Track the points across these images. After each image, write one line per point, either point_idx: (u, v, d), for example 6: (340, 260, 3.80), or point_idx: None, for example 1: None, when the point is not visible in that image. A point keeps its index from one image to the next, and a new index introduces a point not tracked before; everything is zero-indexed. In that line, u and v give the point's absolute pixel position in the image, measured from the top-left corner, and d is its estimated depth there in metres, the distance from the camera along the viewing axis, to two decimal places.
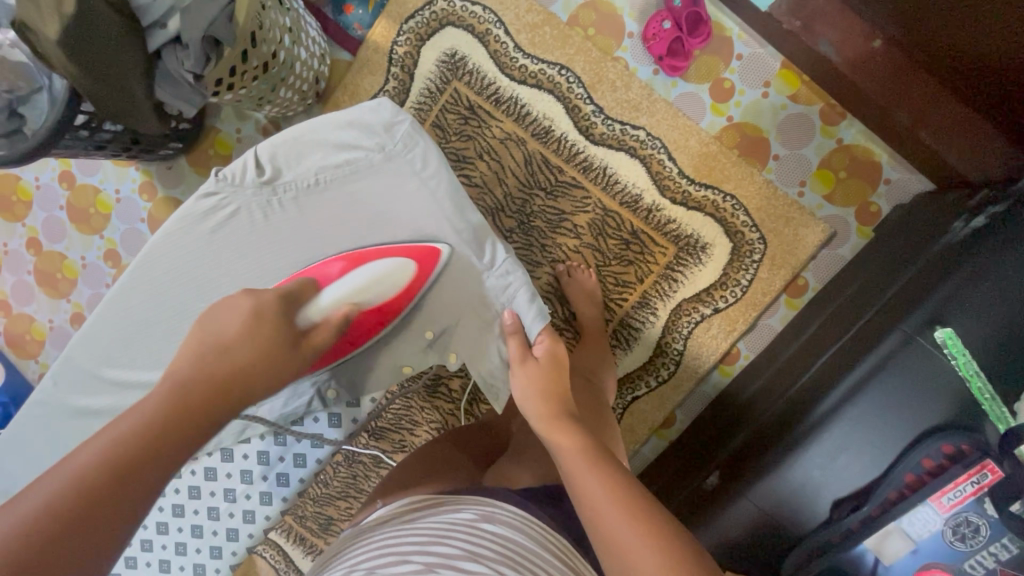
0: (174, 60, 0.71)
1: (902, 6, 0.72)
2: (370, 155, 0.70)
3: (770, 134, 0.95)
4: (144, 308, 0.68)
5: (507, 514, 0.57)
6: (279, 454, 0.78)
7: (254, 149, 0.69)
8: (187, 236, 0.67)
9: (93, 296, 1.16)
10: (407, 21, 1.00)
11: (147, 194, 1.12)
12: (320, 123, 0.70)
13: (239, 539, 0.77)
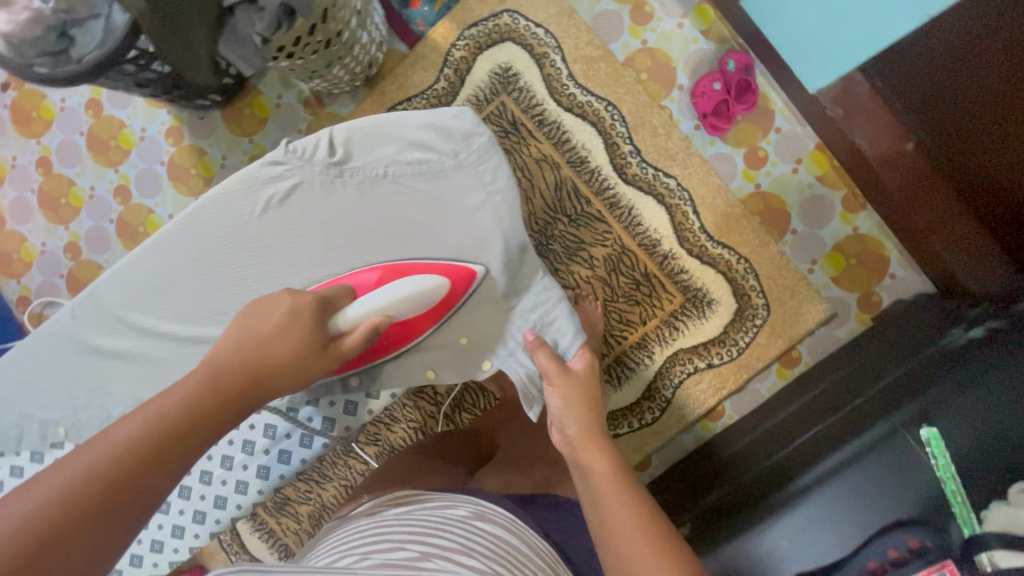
0: (245, 19, 0.70)
1: (938, 117, 0.77)
2: (442, 160, 0.70)
3: (792, 208, 0.99)
4: (177, 261, 0.66)
5: (500, 516, 0.57)
6: (285, 431, 0.79)
7: (330, 128, 0.69)
8: (241, 195, 0.67)
9: (94, 229, 1.14)
10: (470, 28, 1.02)
11: (173, 139, 1.11)
12: (404, 118, 0.70)
13: (226, 508, 0.78)
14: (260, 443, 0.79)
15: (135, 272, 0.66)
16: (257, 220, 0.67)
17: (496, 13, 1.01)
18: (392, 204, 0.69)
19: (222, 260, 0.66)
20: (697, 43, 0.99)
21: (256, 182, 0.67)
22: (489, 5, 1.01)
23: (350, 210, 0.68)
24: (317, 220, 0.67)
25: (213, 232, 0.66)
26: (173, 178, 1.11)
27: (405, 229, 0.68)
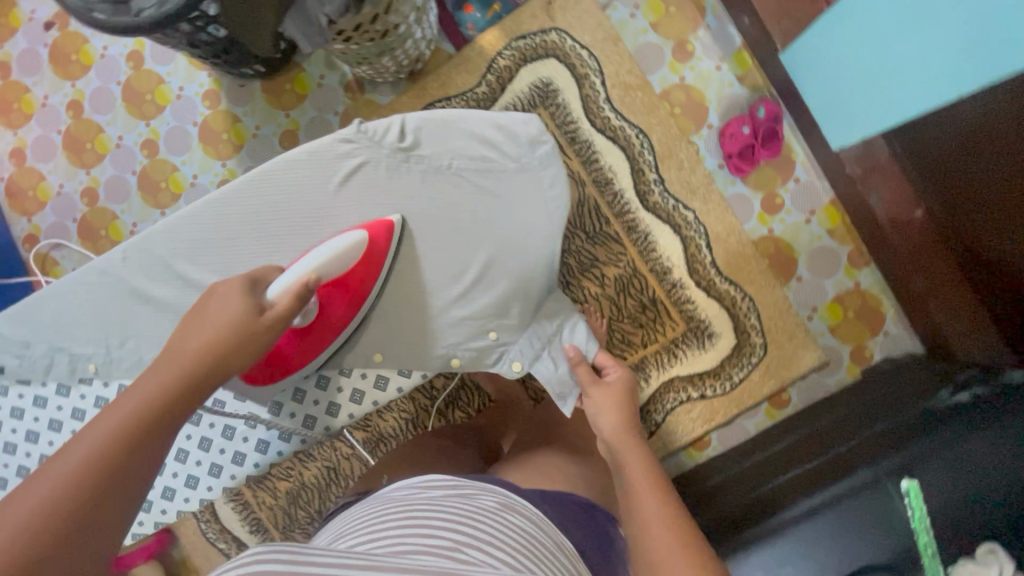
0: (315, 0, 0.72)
1: (951, 190, 0.80)
2: (505, 161, 0.71)
3: (800, 256, 1.03)
4: (233, 220, 0.68)
5: (527, 510, 0.57)
6: (290, 410, 0.77)
7: (402, 115, 0.71)
8: (308, 169, 0.69)
9: (115, 178, 1.14)
10: (517, 39, 1.04)
11: (209, 102, 1.12)
12: (477, 118, 0.71)
13: (220, 476, 0.78)
14: (262, 419, 0.77)
15: (192, 226, 0.68)
16: (312, 194, 0.69)
17: (545, 29, 1.04)
18: (430, 196, 0.70)
19: (270, 223, 0.68)
20: (732, 87, 1.03)
21: (332, 158, 0.69)
22: (539, 19, 1.04)
23: (391, 197, 0.70)
24: (355, 200, 0.69)
25: (274, 199, 0.68)
26: (203, 139, 1.12)
27: (440, 221, 0.70)
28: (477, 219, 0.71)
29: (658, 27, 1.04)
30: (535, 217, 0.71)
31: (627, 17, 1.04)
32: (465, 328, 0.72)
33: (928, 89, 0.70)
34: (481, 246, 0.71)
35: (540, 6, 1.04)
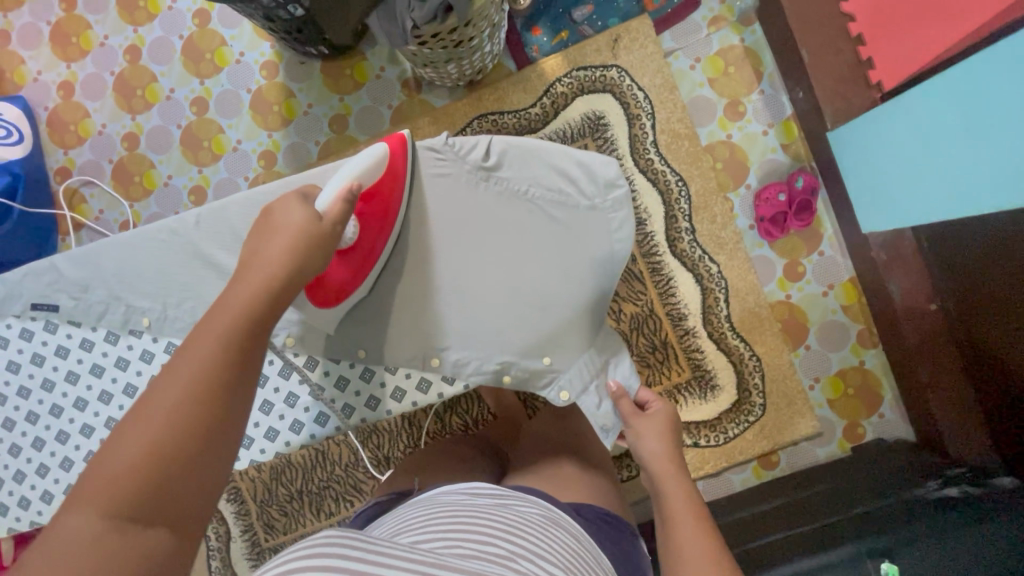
0: (405, 5, 0.74)
1: (966, 291, 0.84)
2: (579, 199, 0.72)
3: (812, 326, 1.06)
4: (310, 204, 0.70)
5: (569, 526, 0.60)
6: (331, 395, 0.76)
7: (490, 137, 0.73)
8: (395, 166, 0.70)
9: (159, 128, 1.15)
10: (579, 69, 1.07)
11: (267, 72, 1.13)
12: (562, 152, 0.73)
13: (250, 449, 0.76)
14: (303, 399, 0.77)
15: (263, 196, 0.68)
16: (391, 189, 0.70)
17: (607, 64, 1.06)
18: (488, 210, 0.71)
19: None
20: (775, 154, 1.06)
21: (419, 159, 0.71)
22: (603, 54, 1.06)
23: (451, 203, 0.71)
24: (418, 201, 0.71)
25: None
26: (254, 107, 1.13)
27: (484, 235, 0.71)
28: (530, 239, 0.71)
29: (714, 83, 1.07)
30: (581, 251, 0.72)
31: (687, 67, 1.07)
32: (490, 341, 0.72)
33: (973, 197, 0.73)
34: (527, 267, 0.71)
35: (606, 42, 1.06)
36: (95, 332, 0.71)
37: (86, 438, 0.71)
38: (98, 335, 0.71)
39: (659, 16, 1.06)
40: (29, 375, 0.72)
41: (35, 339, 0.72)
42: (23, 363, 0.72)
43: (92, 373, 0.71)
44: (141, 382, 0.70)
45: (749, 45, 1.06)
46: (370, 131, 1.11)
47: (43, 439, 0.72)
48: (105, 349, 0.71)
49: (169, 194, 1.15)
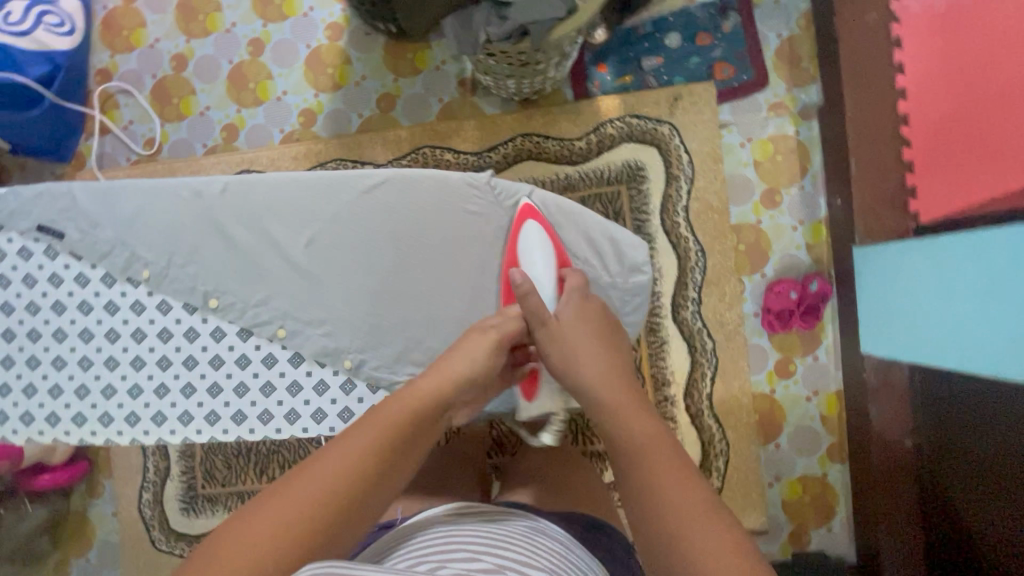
0: (483, 17, 0.73)
1: (938, 433, 0.87)
2: (601, 274, 0.73)
3: (786, 426, 1.06)
4: (343, 203, 0.69)
5: (557, 533, 0.61)
6: (334, 396, 0.70)
7: (534, 188, 0.72)
8: (435, 202, 0.70)
9: (210, 58, 1.14)
10: (632, 116, 1.07)
11: (330, 33, 1.12)
12: (595, 222, 0.73)
13: (240, 426, 0.69)
14: (305, 391, 0.69)
15: (297, 188, 0.69)
16: (422, 221, 0.69)
17: (660, 119, 1.06)
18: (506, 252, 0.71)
19: (357, 206, 0.69)
20: (798, 251, 1.06)
21: (456, 198, 0.70)
22: (659, 108, 1.06)
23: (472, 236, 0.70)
24: (441, 230, 0.70)
25: (383, 211, 0.69)
26: (308, 64, 1.13)
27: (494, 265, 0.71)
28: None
29: (759, 166, 1.06)
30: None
31: (736, 144, 1.06)
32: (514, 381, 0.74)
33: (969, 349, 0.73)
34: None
35: (666, 98, 1.06)
36: (92, 269, 0.70)
37: (56, 370, 0.71)
38: (93, 272, 0.70)
39: (723, 88, 1.06)
40: (14, 292, 0.71)
41: (29, 257, 0.70)
42: (11, 280, 0.71)
43: (78, 308, 0.70)
44: (126, 330, 0.70)
45: (803, 138, 1.05)
46: (415, 119, 1.11)
47: (13, 359, 0.71)
48: (98, 289, 0.70)
49: (201, 125, 1.14)
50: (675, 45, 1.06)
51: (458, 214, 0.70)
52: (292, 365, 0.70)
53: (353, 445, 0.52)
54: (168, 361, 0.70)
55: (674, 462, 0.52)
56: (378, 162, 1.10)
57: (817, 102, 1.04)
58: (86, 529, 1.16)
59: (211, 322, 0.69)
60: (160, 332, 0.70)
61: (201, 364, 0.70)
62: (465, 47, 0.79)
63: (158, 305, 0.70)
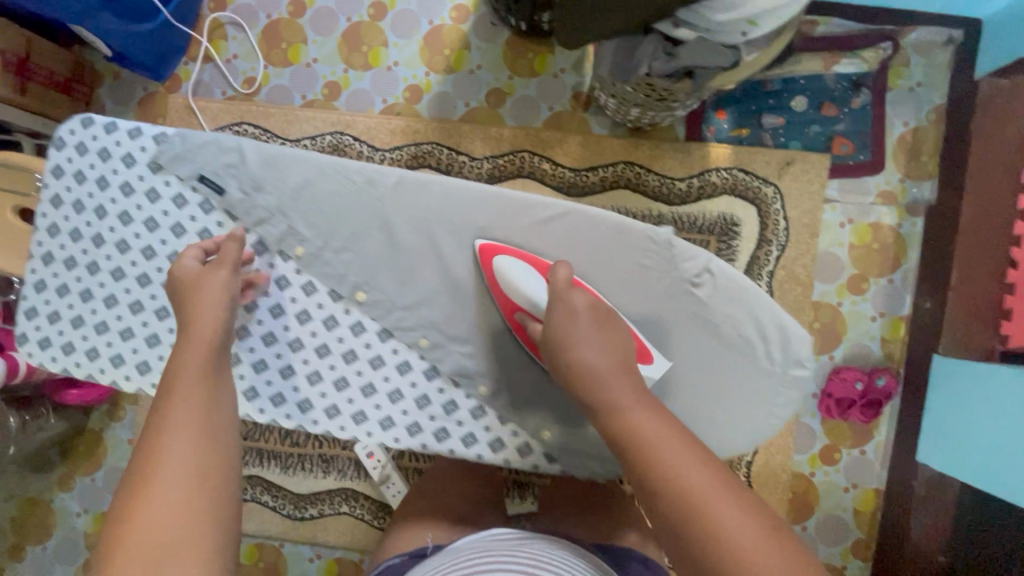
0: (649, 49, 0.70)
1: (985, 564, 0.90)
2: (758, 363, 0.67)
3: (818, 512, 1.04)
4: (498, 224, 0.68)
5: (591, 556, 0.65)
6: (437, 412, 0.67)
7: (713, 256, 0.66)
8: (598, 246, 0.67)
9: (329, 11, 1.12)
10: (740, 170, 1.05)
11: (455, 15, 1.10)
12: (768, 307, 0.66)
13: (331, 421, 0.67)
14: (408, 399, 0.67)
15: (472, 201, 0.68)
16: (590, 262, 0.67)
17: (767, 180, 1.04)
18: (662, 313, 0.67)
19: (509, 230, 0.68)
20: (871, 341, 1.04)
21: (630, 249, 0.67)
22: (769, 168, 1.04)
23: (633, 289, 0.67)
24: (602, 275, 0.67)
25: (553, 246, 0.67)
26: (427, 41, 1.10)
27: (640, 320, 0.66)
28: (692, 366, 0.67)
29: (853, 249, 1.04)
30: (728, 392, 0.67)
31: (836, 222, 1.04)
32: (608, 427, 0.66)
33: None
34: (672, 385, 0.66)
35: (778, 160, 1.04)
36: (244, 235, 0.68)
37: (107, 308, 0.69)
38: (245, 238, 0.68)
39: (837, 163, 1.04)
40: (159, 238, 0.69)
41: (182, 206, 0.69)
42: (160, 224, 0.69)
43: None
44: (266, 304, 0.68)
45: (903, 232, 1.03)
46: (521, 121, 1.09)
47: (68, 288, 0.69)
48: (247, 255, 0.68)
49: (305, 76, 1.12)
50: (800, 108, 1.04)
51: (626, 266, 0.67)
52: (425, 377, 0.68)
53: (144, 444, 0.51)
54: (305, 346, 0.68)
55: (682, 443, 0.49)
56: (474, 156, 1.08)
57: (927, 199, 1.02)
58: (97, 450, 1.13)
59: (353, 314, 0.68)
60: (301, 314, 0.68)
61: (333, 355, 0.68)
62: (623, 73, 0.75)
63: (305, 286, 0.68)
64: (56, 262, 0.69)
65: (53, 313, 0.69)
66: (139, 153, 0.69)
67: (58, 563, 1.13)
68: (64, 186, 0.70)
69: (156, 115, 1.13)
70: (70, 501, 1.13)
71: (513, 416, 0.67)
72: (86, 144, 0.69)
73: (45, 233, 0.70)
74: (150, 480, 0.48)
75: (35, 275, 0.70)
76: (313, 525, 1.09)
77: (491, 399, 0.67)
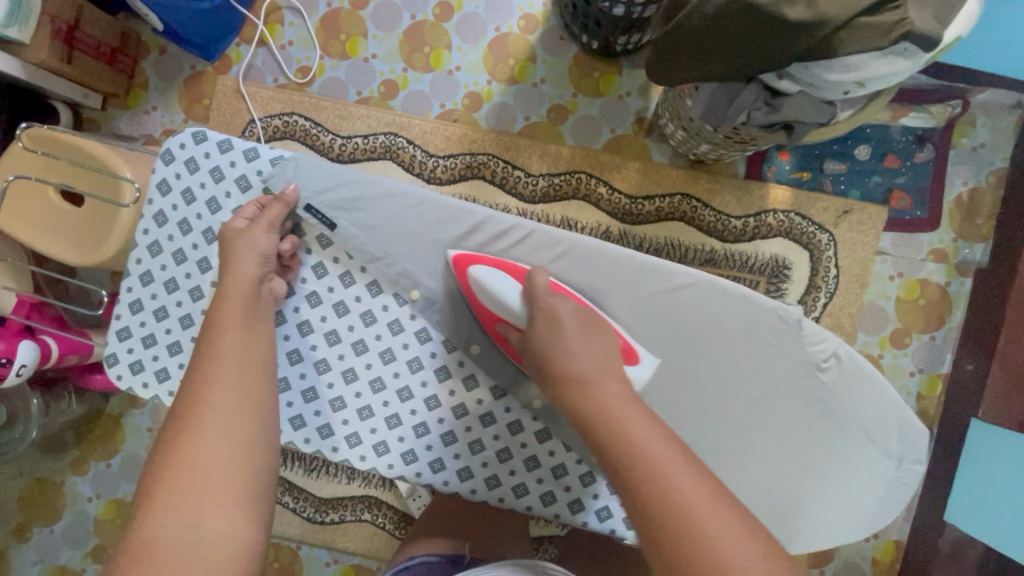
0: (748, 100, 0.70)
1: None
2: (869, 451, 0.66)
3: (837, 557, 1.04)
4: (612, 282, 0.67)
5: None
6: (540, 474, 0.73)
7: (842, 342, 0.64)
8: (719, 319, 0.65)
9: (394, 7, 1.08)
10: (798, 214, 1.04)
11: (524, 25, 1.07)
12: (891, 398, 0.65)
13: (435, 474, 0.73)
14: (513, 460, 0.73)
15: (604, 261, 0.67)
16: (717, 335, 0.65)
17: (823, 227, 1.04)
18: (783, 392, 0.65)
19: (626, 291, 0.67)
20: (907, 396, 1.04)
21: (759, 325, 0.64)
22: (826, 215, 1.04)
23: (760, 368, 0.65)
24: (728, 350, 0.65)
25: (680, 315, 0.66)
26: (492, 48, 1.07)
27: (761, 398, 0.65)
28: (808, 447, 0.66)
29: (900, 303, 1.05)
30: (839, 475, 0.67)
31: (886, 275, 1.05)
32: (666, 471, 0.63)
33: None
34: (785, 463, 0.66)
35: (835, 208, 1.03)
36: (360, 273, 0.74)
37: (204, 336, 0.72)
38: (361, 277, 0.74)
39: (894, 216, 1.04)
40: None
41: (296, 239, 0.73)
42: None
43: (306, 299, 0.74)
44: (348, 338, 0.74)
45: (951, 291, 1.04)
46: (580, 141, 1.07)
47: (166, 312, 0.73)
48: (361, 295, 0.74)
49: (363, 71, 1.08)
50: (863, 157, 1.04)
51: (755, 343, 0.65)
52: (456, 416, 0.73)
53: (185, 393, 0.53)
54: (379, 383, 0.74)
55: (646, 422, 0.49)
56: (531, 172, 1.06)
57: (978, 261, 1.03)
58: (115, 435, 1.10)
59: (433, 356, 0.74)
60: (382, 352, 0.74)
61: (442, 409, 0.73)
62: (715, 116, 0.75)
63: (389, 324, 0.74)
64: (155, 284, 0.73)
65: (147, 335, 0.73)
66: (254, 177, 0.72)
67: (66, 546, 1.10)
68: (170, 205, 0.73)
69: (203, 96, 1.09)
70: (82, 484, 1.10)
71: (543, 465, 0.73)
72: (198, 162, 0.72)
73: (145, 252, 0.73)
74: (191, 425, 0.49)
75: (132, 294, 0.73)
76: (332, 530, 1.08)
77: (522, 447, 0.73)
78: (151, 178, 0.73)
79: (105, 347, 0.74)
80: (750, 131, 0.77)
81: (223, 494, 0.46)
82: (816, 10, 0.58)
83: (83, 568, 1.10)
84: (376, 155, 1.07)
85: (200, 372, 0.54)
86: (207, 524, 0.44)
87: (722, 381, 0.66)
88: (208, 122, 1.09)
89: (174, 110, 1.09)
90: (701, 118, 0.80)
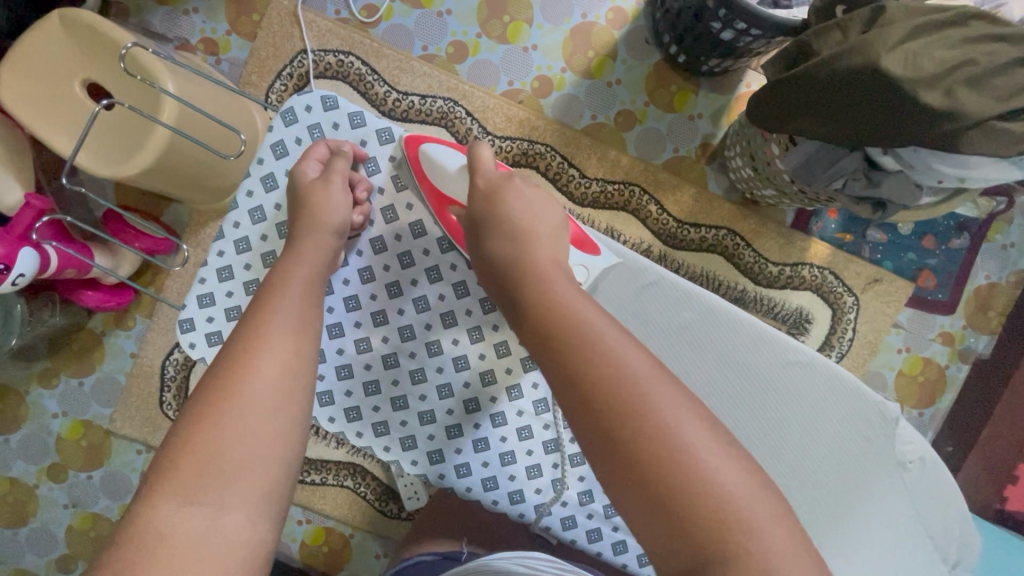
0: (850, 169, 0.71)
1: None
2: (929, 552, 0.67)
3: None
4: (729, 348, 0.66)
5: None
6: (617, 524, 0.70)
7: (926, 446, 0.66)
8: (825, 401, 0.65)
9: None
10: (832, 273, 1.05)
11: (611, 18, 1.02)
12: (957, 508, 0.67)
13: (511, 504, 0.70)
14: (594, 505, 0.69)
15: (730, 326, 0.66)
16: (821, 423, 0.65)
17: (851, 291, 1.05)
18: (863, 486, 0.65)
19: (741, 358, 0.66)
20: None
21: (860, 419, 0.65)
22: (857, 280, 1.05)
23: (849, 461, 0.65)
24: (828, 439, 0.65)
25: (786, 394, 0.65)
26: (573, 34, 1.02)
27: (838, 489, 0.65)
28: (870, 542, 0.65)
29: (900, 376, 1.08)
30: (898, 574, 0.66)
31: (895, 347, 1.08)
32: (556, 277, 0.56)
33: None
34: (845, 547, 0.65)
35: (867, 274, 1.05)
36: (476, 286, 0.70)
37: None
38: (476, 290, 0.70)
39: (918, 294, 1.07)
40: (383, 263, 0.71)
41: (419, 237, 0.70)
42: (388, 248, 0.71)
43: (414, 302, 0.70)
44: (450, 351, 0.70)
45: (948, 373, 1.08)
46: (642, 154, 1.04)
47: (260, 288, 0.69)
48: (472, 308, 0.70)
49: (433, 26, 1.01)
50: (904, 232, 1.06)
51: (852, 434, 0.65)
52: (543, 450, 0.70)
53: (230, 355, 0.51)
54: (475, 405, 0.70)
55: (611, 326, 0.49)
56: (586, 173, 1.02)
57: (981, 351, 1.08)
58: (93, 353, 1.02)
59: (536, 387, 0.70)
60: (483, 372, 0.70)
61: (533, 441, 0.70)
62: (809, 177, 0.76)
63: (497, 345, 0.70)
64: (251, 252, 0.70)
65: (231, 306, 0.69)
66: (385, 162, 0.71)
67: (21, 458, 1.03)
68: (283, 169, 0.70)
69: (253, 10, 1.00)
70: (49, 399, 1.03)
71: (621, 513, 0.69)
72: (324, 131, 0.71)
73: (246, 216, 0.70)
74: (224, 401, 0.48)
75: (223, 259, 0.70)
76: (311, 490, 1.05)
77: (605, 493, 0.70)
78: (267, 136, 0.71)
79: (182, 310, 0.70)
80: (838, 198, 0.78)
81: (243, 487, 0.45)
82: (952, 101, 0.57)
83: (36, 484, 1.03)
84: (430, 119, 1.01)
85: (244, 344, 0.52)
86: (225, 515, 0.43)
87: (810, 466, 0.65)
88: (255, 40, 0.99)
89: (218, 19, 0.99)
90: (783, 169, 0.82)
